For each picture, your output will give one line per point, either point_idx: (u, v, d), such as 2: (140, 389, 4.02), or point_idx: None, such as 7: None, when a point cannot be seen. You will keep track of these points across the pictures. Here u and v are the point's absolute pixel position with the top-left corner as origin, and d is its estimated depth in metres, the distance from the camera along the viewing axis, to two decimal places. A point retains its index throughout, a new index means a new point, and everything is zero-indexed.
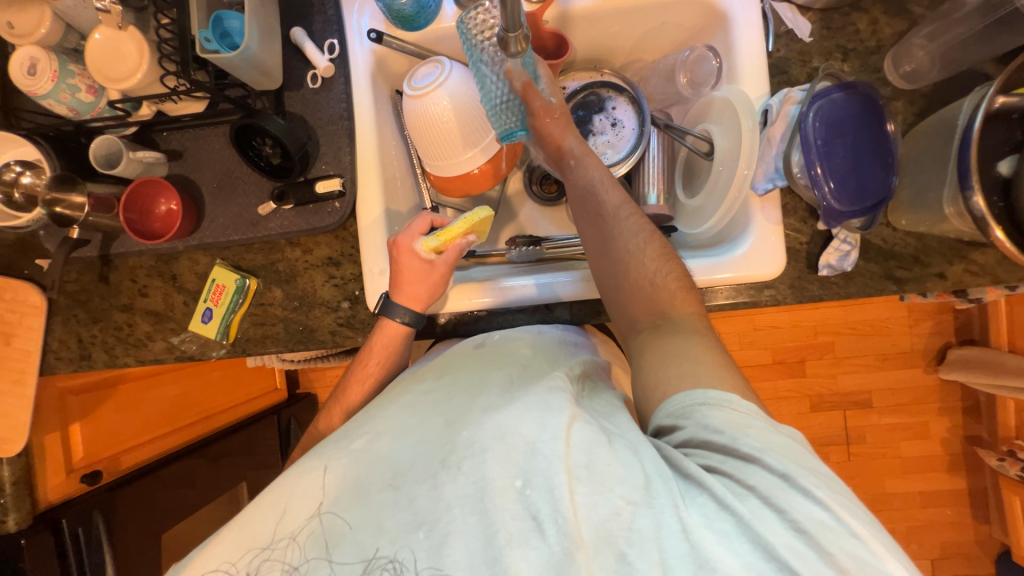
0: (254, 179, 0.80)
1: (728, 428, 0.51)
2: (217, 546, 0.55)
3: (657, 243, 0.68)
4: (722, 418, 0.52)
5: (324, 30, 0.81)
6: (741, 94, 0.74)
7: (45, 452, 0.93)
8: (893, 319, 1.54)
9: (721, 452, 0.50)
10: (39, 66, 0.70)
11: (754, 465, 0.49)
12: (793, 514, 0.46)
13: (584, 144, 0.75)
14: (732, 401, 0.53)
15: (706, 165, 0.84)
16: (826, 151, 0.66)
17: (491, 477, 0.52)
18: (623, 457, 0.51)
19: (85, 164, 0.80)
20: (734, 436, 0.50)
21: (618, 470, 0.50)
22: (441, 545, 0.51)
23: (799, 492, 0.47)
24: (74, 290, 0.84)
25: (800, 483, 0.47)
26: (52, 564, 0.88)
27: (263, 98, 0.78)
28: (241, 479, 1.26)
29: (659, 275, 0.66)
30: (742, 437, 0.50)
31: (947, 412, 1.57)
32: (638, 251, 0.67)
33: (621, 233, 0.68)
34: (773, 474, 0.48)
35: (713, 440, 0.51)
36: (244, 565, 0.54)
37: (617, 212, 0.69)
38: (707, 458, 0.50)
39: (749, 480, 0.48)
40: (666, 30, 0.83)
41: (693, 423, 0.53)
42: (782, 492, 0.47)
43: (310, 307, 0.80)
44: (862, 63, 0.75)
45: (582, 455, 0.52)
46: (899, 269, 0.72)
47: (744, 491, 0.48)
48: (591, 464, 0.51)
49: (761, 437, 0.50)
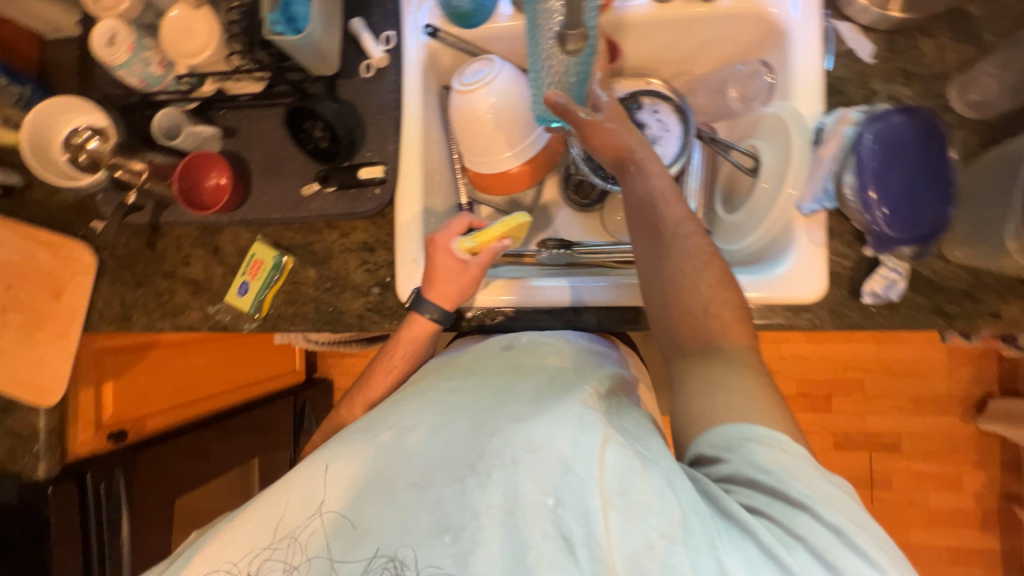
0: (301, 160, 0.83)
1: (776, 468, 0.49)
2: (231, 537, 0.54)
3: (716, 270, 0.64)
4: (770, 456, 0.49)
5: (382, 22, 0.84)
6: (793, 109, 0.71)
7: (77, 411, 0.95)
8: (931, 361, 1.48)
9: (767, 493, 0.48)
10: (117, 38, 0.75)
11: (804, 514, 0.46)
12: (844, 570, 0.43)
13: (648, 146, 0.71)
14: (782, 441, 0.51)
15: (748, 182, 0.81)
16: (881, 174, 0.64)
17: (523, 492, 0.49)
18: (657, 485, 0.48)
19: (145, 134, 0.84)
20: (783, 479, 0.48)
21: (652, 499, 0.47)
22: (468, 553, 0.48)
23: (851, 549, 0.44)
24: (122, 254, 0.89)
25: (852, 539, 0.45)
26: (73, 515, 0.91)
27: (317, 84, 0.81)
28: (253, 454, 1.29)
29: (713, 303, 0.63)
30: (791, 481, 0.48)
31: (984, 466, 1.48)
32: (694, 274, 0.64)
33: (678, 252, 0.65)
34: (825, 526, 0.45)
35: (760, 480, 0.48)
36: (244, 565, 0.53)
37: (677, 228, 0.66)
38: (750, 499, 0.48)
39: (799, 529, 0.45)
40: (719, 44, 0.82)
41: (739, 457, 0.50)
42: (834, 547, 0.44)
43: (341, 290, 0.82)
44: (925, 88, 0.72)
45: (616, 480, 0.48)
46: (950, 303, 0.69)
47: (793, 541, 0.45)
48: (625, 490, 0.48)
49: (812, 483, 0.48)
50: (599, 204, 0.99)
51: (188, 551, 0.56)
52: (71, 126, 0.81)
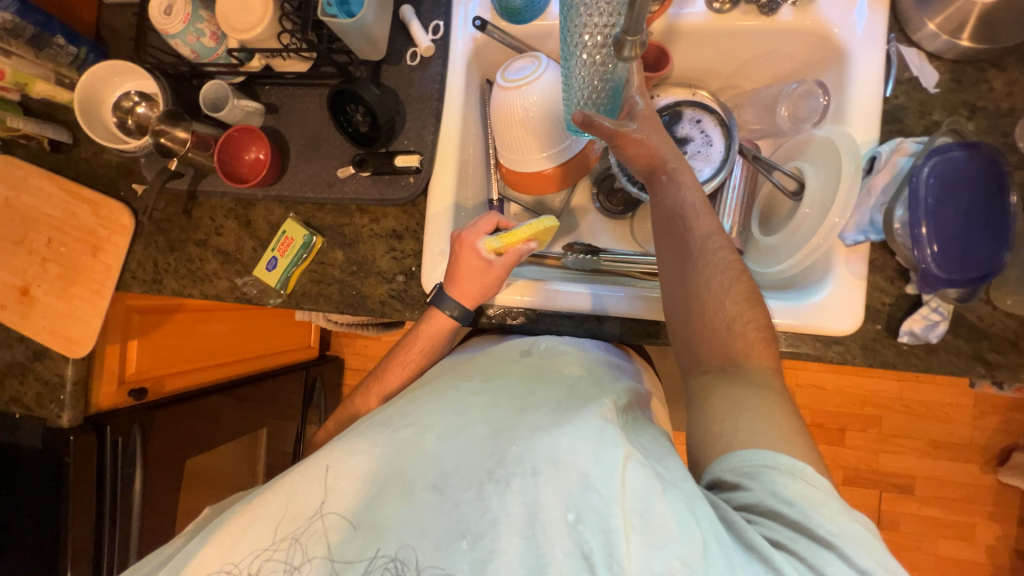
0: (339, 142, 0.83)
1: (800, 501, 0.47)
2: (234, 533, 0.54)
3: (744, 288, 0.63)
4: (795, 488, 0.48)
5: (431, 11, 0.83)
6: (846, 134, 0.69)
7: (104, 358, 0.99)
8: (955, 405, 1.42)
9: (791, 527, 0.46)
10: (175, 8, 0.77)
11: (830, 553, 0.44)
12: None
13: (681, 156, 0.69)
14: (806, 471, 0.49)
15: (790, 205, 0.79)
16: (935, 210, 0.62)
17: (543, 503, 0.49)
18: (678, 509, 0.46)
19: (191, 104, 0.86)
20: (807, 513, 0.47)
21: (673, 524, 0.45)
22: (486, 561, 0.47)
23: None
24: (159, 218, 0.91)
25: None
26: (91, 465, 0.94)
27: (363, 67, 0.82)
28: (263, 424, 1.32)
29: (737, 321, 0.61)
30: (816, 516, 0.46)
31: (1001, 519, 1.42)
32: (720, 290, 0.63)
33: (705, 266, 0.64)
34: (851, 568, 0.44)
35: (783, 512, 0.47)
36: (245, 566, 0.53)
37: (706, 241, 0.65)
38: (774, 532, 0.46)
39: (825, 568, 0.44)
40: (773, 60, 0.80)
41: (760, 486, 0.49)
42: None
43: (366, 275, 0.82)
44: (990, 123, 0.69)
45: (636, 501, 0.47)
46: (992, 351, 0.66)
47: None
48: (646, 512, 0.46)
49: (837, 520, 0.46)
50: (630, 212, 0.98)
51: (214, 524, 0.57)
52: (122, 90, 0.84)
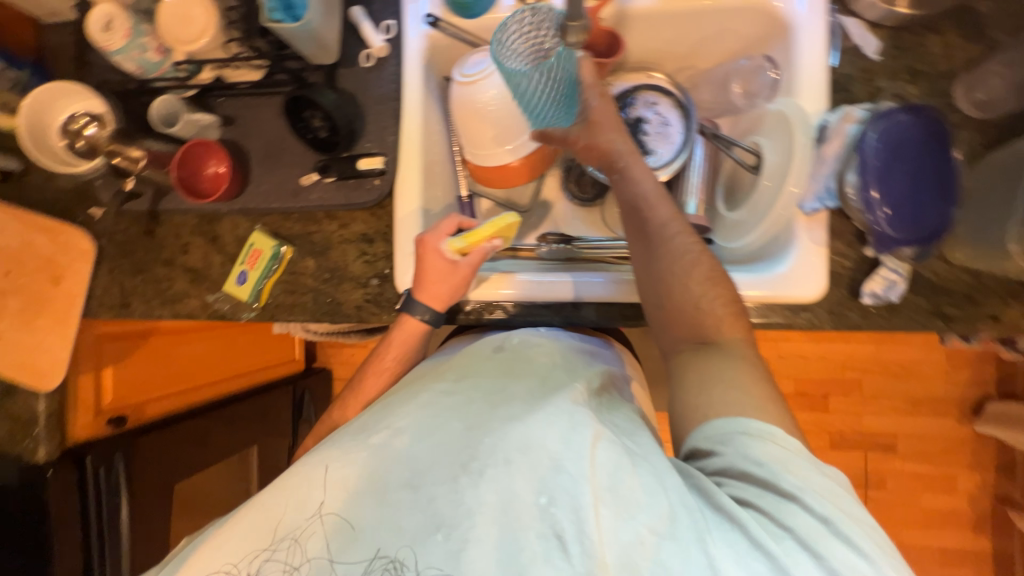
0: (300, 150, 0.82)
1: (769, 462, 0.49)
2: (232, 539, 0.53)
3: (706, 264, 0.64)
4: (764, 450, 0.50)
5: (382, 10, 0.83)
6: (797, 107, 0.71)
7: (77, 393, 0.96)
8: (929, 362, 1.47)
9: (759, 485, 0.48)
10: (115, 23, 0.75)
11: (794, 505, 0.46)
12: (833, 562, 0.43)
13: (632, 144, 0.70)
14: (776, 434, 0.51)
15: (750, 179, 0.81)
16: (884, 174, 0.64)
17: (515, 490, 0.49)
18: (646, 483, 0.48)
19: (144, 121, 0.84)
20: (774, 471, 0.48)
21: (641, 496, 0.47)
22: (460, 552, 0.48)
23: (840, 538, 0.44)
24: (121, 241, 0.89)
25: (841, 528, 0.45)
26: (73, 498, 0.92)
27: (317, 72, 0.81)
28: (252, 442, 1.30)
29: (704, 300, 0.62)
30: (783, 473, 0.48)
31: (979, 468, 1.48)
32: (684, 273, 0.63)
33: (668, 252, 0.64)
34: (814, 516, 0.45)
35: (753, 472, 0.49)
36: (245, 566, 0.52)
37: (664, 228, 0.65)
38: (741, 491, 0.48)
39: (788, 520, 0.45)
40: (723, 38, 0.81)
41: (732, 450, 0.51)
42: (824, 538, 0.44)
43: (340, 281, 0.82)
44: (931, 86, 0.71)
45: (606, 477, 0.49)
46: (950, 305, 0.68)
47: (782, 532, 0.45)
48: (615, 487, 0.48)
49: (804, 476, 0.48)
50: (600, 199, 0.98)
51: (192, 545, 0.55)
52: (69, 112, 0.81)
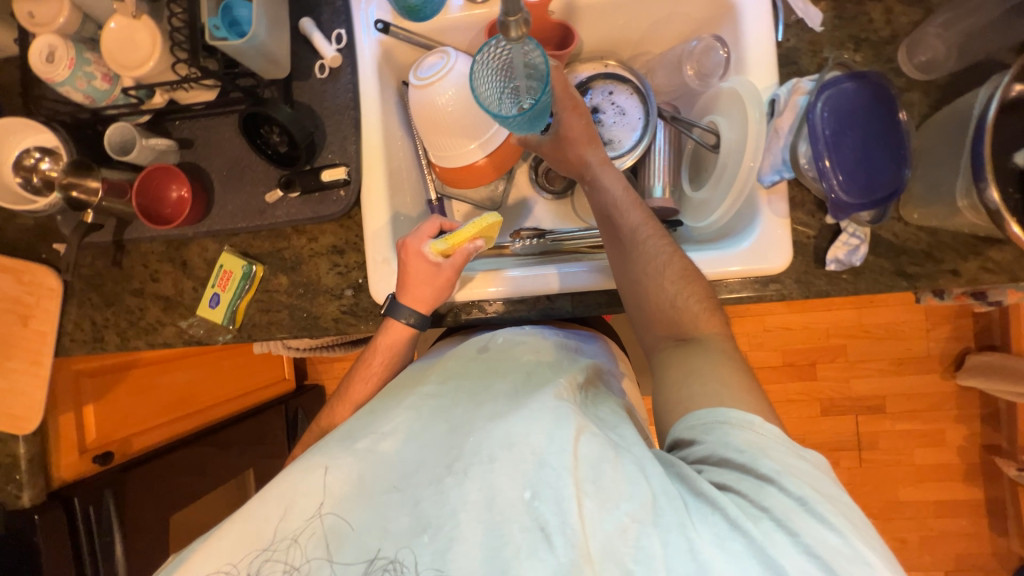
0: (262, 166, 0.82)
1: (749, 448, 0.50)
2: (219, 541, 0.52)
3: (678, 265, 0.65)
4: (744, 438, 0.50)
5: (332, 20, 0.82)
6: (748, 83, 0.72)
7: (58, 435, 0.95)
8: (909, 322, 1.51)
9: (738, 470, 0.49)
10: (57, 54, 0.74)
11: (771, 487, 0.47)
12: (808, 538, 0.44)
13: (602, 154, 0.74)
14: (755, 423, 0.51)
15: (712, 158, 0.82)
16: (834, 142, 0.65)
17: (499, 487, 0.50)
18: (629, 471, 0.49)
19: (100, 151, 0.83)
20: (752, 456, 0.49)
21: (624, 486, 0.48)
22: (446, 550, 0.48)
23: (814, 518, 0.45)
24: (88, 274, 0.87)
25: (816, 508, 0.45)
26: (64, 540, 0.90)
27: (271, 88, 0.80)
28: (247, 466, 1.29)
29: (679, 298, 0.64)
30: (761, 458, 0.49)
31: (965, 420, 1.52)
32: (657, 274, 0.65)
33: (641, 255, 0.66)
34: (789, 496, 0.46)
35: (731, 458, 0.49)
36: (245, 565, 0.51)
37: (636, 233, 0.67)
38: (721, 477, 0.49)
39: (764, 501, 0.46)
40: (673, 22, 0.82)
41: (713, 440, 0.51)
42: (798, 515, 0.45)
43: (314, 295, 0.81)
44: (876, 53, 0.73)
45: (589, 469, 0.49)
46: (911, 265, 0.70)
47: (760, 513, 0.46)
48: (598, 479, 0.48)
49: (782, 459, 0.49)
50: (570, 190, 0.99)
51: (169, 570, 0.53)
52: (22, 148, 0.81)
